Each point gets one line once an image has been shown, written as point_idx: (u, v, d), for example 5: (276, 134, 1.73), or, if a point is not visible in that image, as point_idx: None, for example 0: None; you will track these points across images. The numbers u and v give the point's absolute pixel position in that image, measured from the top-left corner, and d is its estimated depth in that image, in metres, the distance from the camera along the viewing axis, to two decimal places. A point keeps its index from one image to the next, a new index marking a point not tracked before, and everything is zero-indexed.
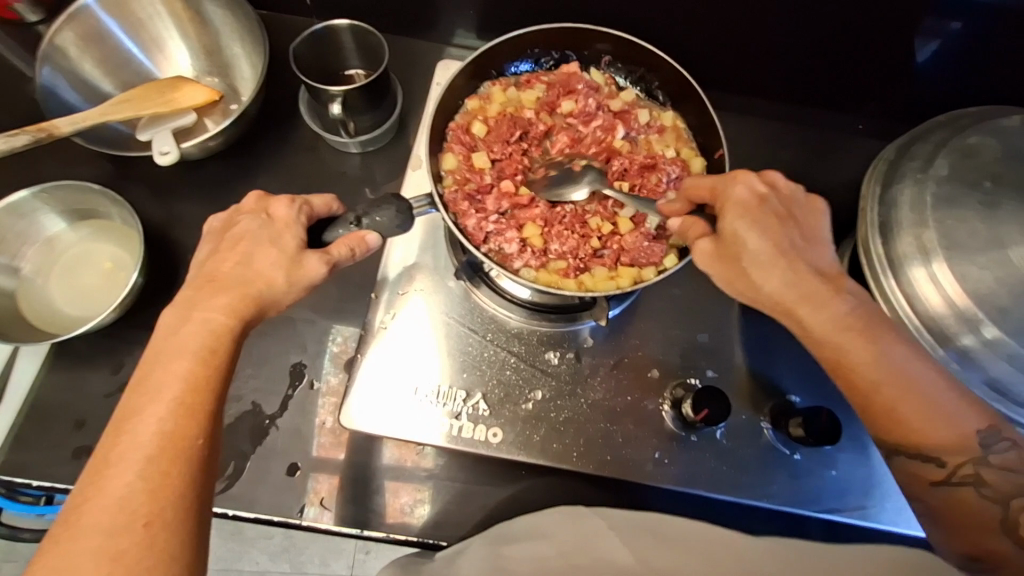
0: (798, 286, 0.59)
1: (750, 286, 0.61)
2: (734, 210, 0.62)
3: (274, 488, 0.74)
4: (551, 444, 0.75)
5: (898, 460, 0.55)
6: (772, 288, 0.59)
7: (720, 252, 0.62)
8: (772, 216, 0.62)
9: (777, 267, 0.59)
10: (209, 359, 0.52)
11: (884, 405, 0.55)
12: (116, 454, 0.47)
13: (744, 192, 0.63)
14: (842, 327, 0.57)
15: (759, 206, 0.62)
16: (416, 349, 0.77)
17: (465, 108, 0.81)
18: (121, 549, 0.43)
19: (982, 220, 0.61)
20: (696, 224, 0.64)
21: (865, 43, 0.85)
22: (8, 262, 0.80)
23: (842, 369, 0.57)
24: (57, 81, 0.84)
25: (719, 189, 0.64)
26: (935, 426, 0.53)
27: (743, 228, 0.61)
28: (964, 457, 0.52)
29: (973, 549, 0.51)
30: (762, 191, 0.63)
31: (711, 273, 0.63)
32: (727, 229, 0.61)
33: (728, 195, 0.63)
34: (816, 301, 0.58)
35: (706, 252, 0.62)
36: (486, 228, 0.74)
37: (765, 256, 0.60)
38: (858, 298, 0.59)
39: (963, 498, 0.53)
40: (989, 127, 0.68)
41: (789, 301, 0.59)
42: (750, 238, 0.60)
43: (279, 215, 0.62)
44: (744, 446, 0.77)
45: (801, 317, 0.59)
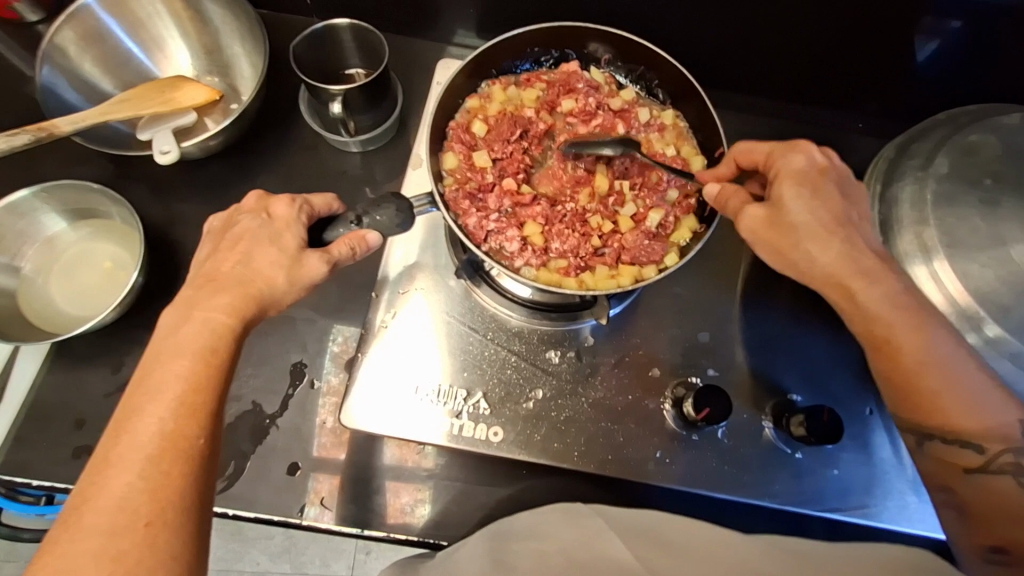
0: (853, 258, 0.59)
1: (804, 259, 0.60)
2: (791, 179, 0.62)
3: (275, 487, 0.74)
4: (552, 443, 0.75)
5: (934, 446, 0.57)
6: (824, 257, 0.60)
7: (774, 220, 0.61)
8: (831, 189, 0.62)
9: (834, 238, 0.60)
10: (209, 359, 0.52)
11: (927, 388, 0.56)
12: (116, 454, 0.47)
13: (804, 163, 0.63)
14: (895, 303, 0.58)
15: (818, 178, 0.63)
16: (417, 348, 0.77)
17: (465, 107, 0.81)
18: (121, 549, 0.43)
19: (983, 218, 0.61)
20: (737, 194, 0.64)
21: (865, 42, 0.85)
22: (8, 261, 0.80)
23: (887, 353, 0.58)
24: (57, 81, 0.84)
25: (773, 159, 0.65)
26: (960, 413, 0.55)
27: (800, 198, 0.61)
28: (1003, 445, 0.54)
29: (997, 540, 0.52)
30: (823, 165, 0.64)
31: (762, 242, 0.62)
32: (783, 196, 0.62)
33: (785, 164, 0.64)
34: (872, 276, 0.59)
35: (757, 218, 0.62)
36: (487, 227, 0.74)
37: (821, 226, 0.60)
38: (863, 291, 0.59)
39: (997, 489, 0.54)
40: (989, 125, 0.68)
41: (842, 273, 0.59)
42: (807, 207, 0.61)
43: (279, 214, 0.62)
44: (746, 445, 0.77)
45: (856, 290, 0.59)
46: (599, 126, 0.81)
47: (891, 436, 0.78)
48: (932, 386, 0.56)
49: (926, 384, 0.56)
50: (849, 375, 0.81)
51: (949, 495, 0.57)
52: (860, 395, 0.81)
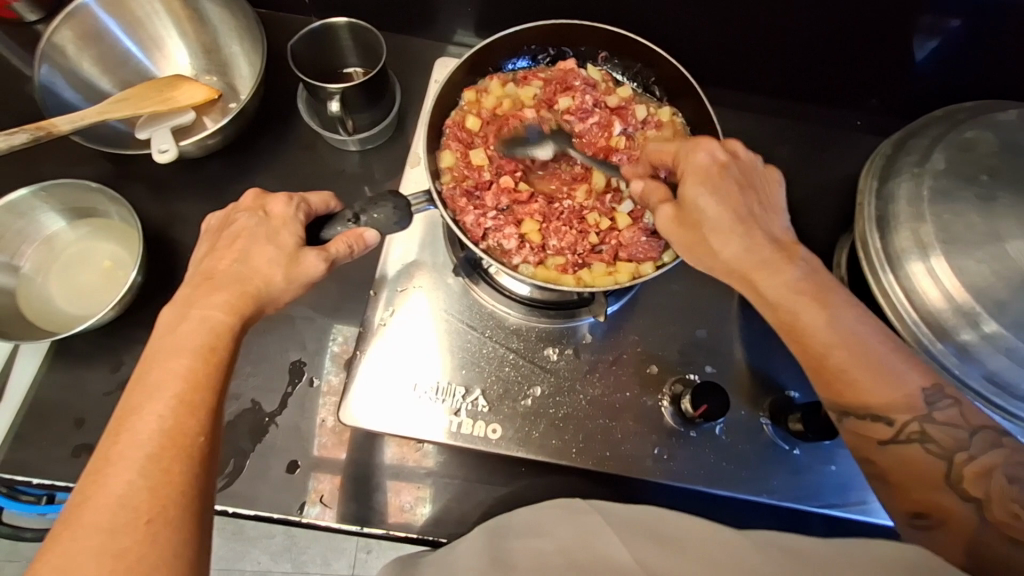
0: (754, 252, 0.60)
1: (709, 255, 0.61)
2: (695, 179, 0.61)
3: (274, 486, 0.74)
4: (550, 440, 0.75)
5: (849, 421, 0.58)
6: (729, 255, 0.60)
7: (681, 218, 0.62)
8: (730, 183, 0.62)
9: (735, 233, 0.59)
10: (208, 357, 0.52)
11: (832, 365, 0.57)
12: (116, 452, 0.47)
13: (705, 160, 0.63)
14: (795, 292, 0.58)
15: (720, 173, 0.62)
16: (415, 346, 0.77)
17: (462, 104, 0.81)
18: (123, 546, 0.43)
19: (979, 214, 0.62)
20: (656, 192, 0.65)
21: (864, 38, 0.85)
22: (7, 260, 0.80)
23: (793, 331, 0.59)
24: (56, 80, 0.84)
25: (681, 158, 0.64)
26: (866, 387, 0.56)
27: (703, 197, 0.60)
28: (909, 415, 0.55)
29: (916, 505, 0.54)
30: (725, 159, 0.63)
31: (674, 239, 0.63)
32: (687, 195, 0.61)
33: (690, 163, 0.63)
34: (771, 268, 0.59)
35: (668, 218, 0.62)
36: (484, 224, 0.74)
37: (724, 222, 0.60)
38: (765, 280, 0.59)
39: (909, 455, 0.55)
40: (986, 121, 0.68)
41: (748, 269, 0.60)
42: (709, 204, 0.60)
43: (276, 212, 0.62)
44: (743, 442, 0.77)
45: (757, 282, 0.60)
46: (599, 124, 0.81)
47: None
48: (837, 363, 0.56)
49: (829, 362, 0.57)
50: None
51: (868, 467, 0.59)
52: None
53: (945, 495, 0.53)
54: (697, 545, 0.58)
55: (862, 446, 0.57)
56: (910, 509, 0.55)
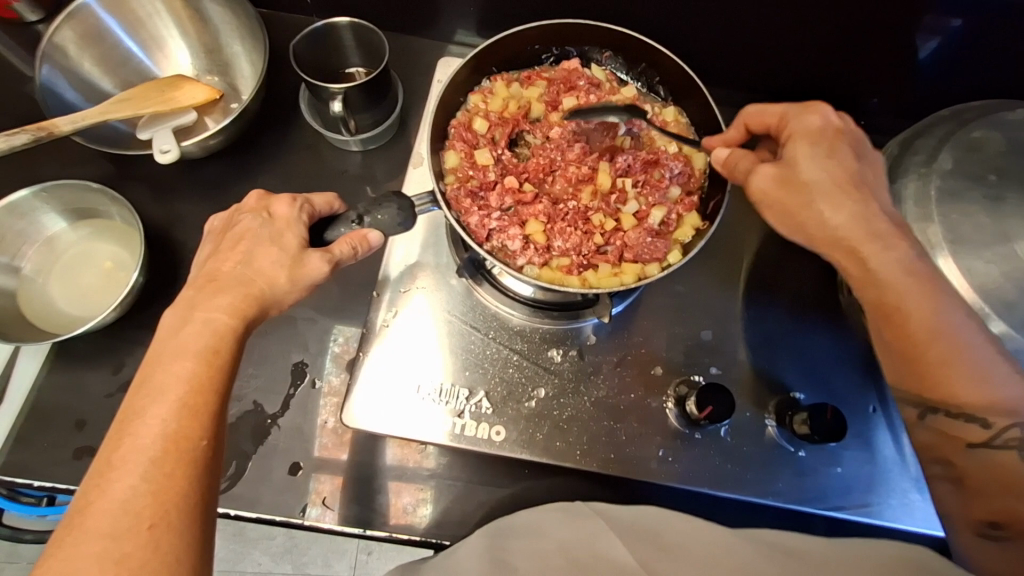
0: (864, 223, 0.58)
1: (815, 220, 0.59)
2: (805, 139, 0.61)
3: (276, 488, 0.74)
4: (554, 442, 0.75)
5: (937, 419, 0.56)
6: (839, 221, 0.58)
7: (783, 181, 0.60)
8: (844, 147, 0.61)
9: (847, 198, 0.58)
10: (210, 360, 0.52)
11: (935, 357, 0.55)
12: (119, 456, 0.47)
13: (818, 122, 0.62)
14: (907, 272, 0.57)
15: (834, 136, 0.61)
16: (419, 347, 0.77)
17: (466, 105, 0.81)
18: (125, 552, 0.43)
19: (987, 214, 0.62)
20: (746, 157, 0.63)
21: (868, 38, 0.85)
22: (8, 262, 0.80)
23: (895, 317, 0.56)
24: (57, 81, 0.84)
25: (788, 120, 0.63)
26: (966, 386, 0.54)
27: (813, 157, 0.60)
28: (1008, 420, 0.53)
29: (994, 514, 0.53)
30: (838, 126, 0.62)
31: (771, 202, 0.61)
32: (796, 156, 0.60)
33: (799, 125, 0.62)
34: (885, 241, 0.57)
35: (768, 178, 0.61)
36: (488, 226, 0.74)
37: (835, 186, 0.59)
38: (875, 254, 0.57)
39: (1001, 463, 0.53)
40: (993, 122, 0.67)
41: (857, 237, 0.58)
42: (820, 164, 0.59)
43: (280, 214, 0.62)
44: (747, 443, 0.76)
45: (867, 256, 0.58)
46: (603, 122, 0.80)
47: (894, 435, 0.78)
48: (936, 355, 0.55)
49: (930, 355, 0.55)
50: (852, 374, 0.81)
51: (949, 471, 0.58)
52: (862, 393, 0.80)
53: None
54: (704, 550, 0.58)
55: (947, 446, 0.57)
56: (987, 518, 0.54)
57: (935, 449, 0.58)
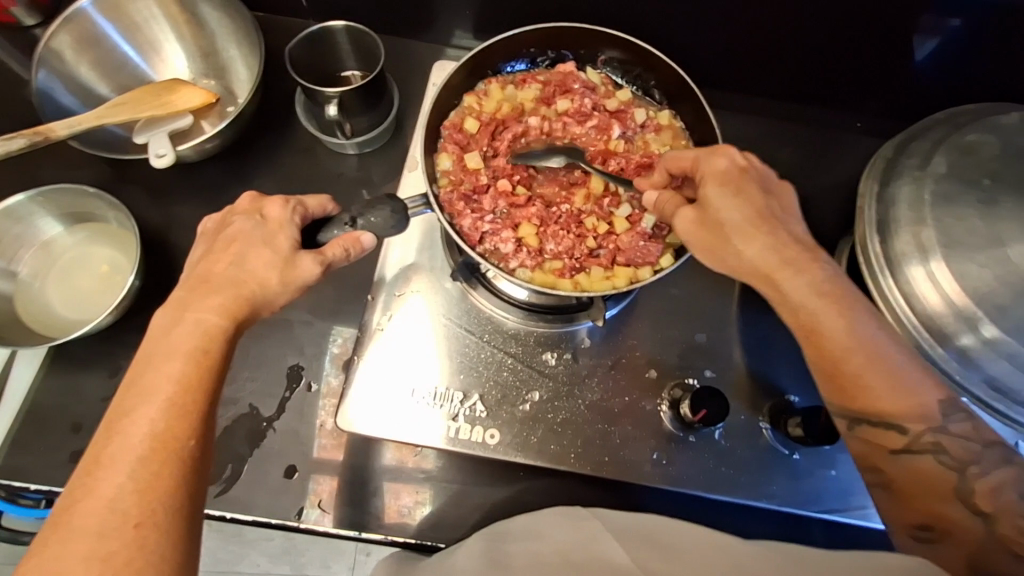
0: (776, 253, 0.60)
1: (732, 255, 0.61)
2: (713, 182, 0.63)
3: (271, 490, 0.74)
4: (549, 445, 0.75)
5: (862, 429, 0.57)
6: (753, 255, 0.60)
7: (704, 220, 0.62)
8: (750, 185, 0.63)
9: (760, 234, 0.60)
10: (201, 360, 0.52)
11: (851, 372, 0.56)
12: (108, 454, 0.47)
13: (724, 164, 0.64)
14: (818, 293, 0.58)
15: (739, 176, 0.63)
16: (412, 351, 0.77)
17: (461, 107, 0.81)
18: (111, 550, 0.43)
19: (981, 219, 0.61)
20: (672, 200, 0.65)
21: (863, 39, 0.85)
22: (5, 266, 0.80)
23: (813, 336, 0.58)
24: (53, 85, 0.84)
25: (699, 162, 0.65)
26: (883, 397, 0.55)
27: (723, 198, 0.62)
28: (924, 425, 0.55)
29: (924, 518, 0.55)
30: (744, 165, 0.64)
31: (694, 242, 0.62)
32: (709, 198, 0.62)
33: (707, 166, 0.64)
34: (795, 268, 0.59)
35: (689, 220, 0.63)
36: (482, 228, 0.74)
37: (743, 224, 0.61)
38: (787, 279, 0.59)
39: (921, 467, 0.55)
40: (986, 125, 0.67)
41: (771, 266, 0.60)
42: (731, 205, 0.61)
43: (273, 216, 0.62)
44: (743, 446, 0.76)
45: (779, 281, 0.60)
46: (596, 125, 0.80)
47: None
48: (855, 371, 0.56)
49: (848, 369, 0.56)
50: None
51: (875, 477, 0.59)
52: None
53: (953, 507, 0.53)
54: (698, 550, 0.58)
55: (872, 454, 0.57)
56: (914, 521, 0.55)
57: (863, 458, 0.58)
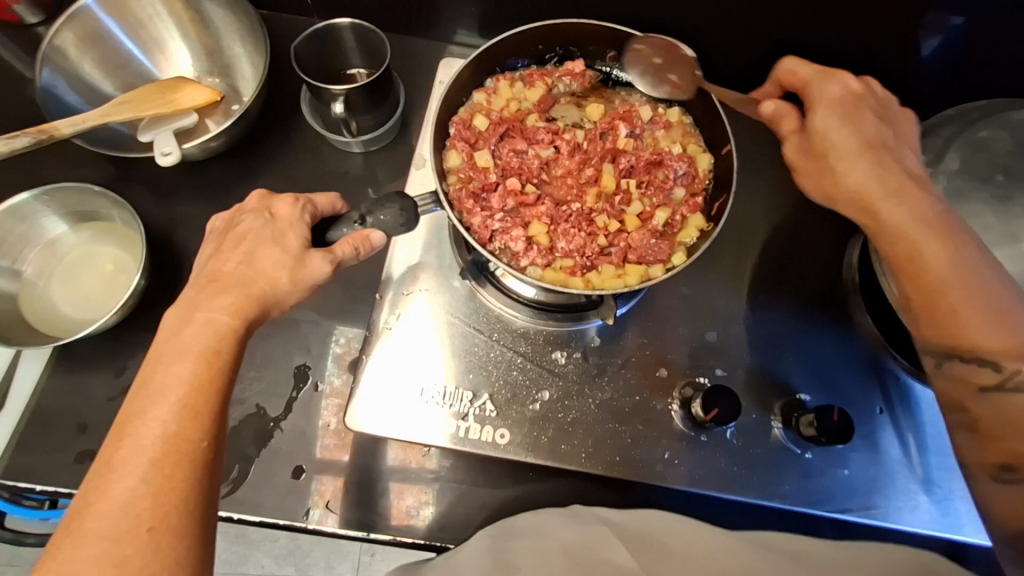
0: (880, 180, 0.60)
1: (832, 181, 0.62)
2: (826, 106, 0.63)
3: (278, 491, 0.74)
4: (559, 445, 0.74)
5: (952, 366, 0.54)
6: (854, 180, 0.60)
7: (807, 148, 0.64)
8: (865, 112, 0.63)
9: (862, 161, 0.60)
10: (211, 361, 0.51)
11: (942, 294, 0.54)
12: (119, 457, 0.46)
13: (838, 90, 0.64)
14: (924, 224, 0.57)
15: (854, 103, 0.63)
16: (420, 350, 0.76)
17: (469, 103, 0.80)
18: (125, 554, 0.42)
19: (995, 215, 0.63)
20: (789, 116, 0.66)
21: (870, 36, 0.84)
22: (9, 266, 0.79)
23: (907, 264, 0.57)
24: (57, 83, 0.83)
25: (810, 88, 0.65)
26: (981, 330, 0.52)
27: (832, 122, 0.62)
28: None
29: (1006, 458, 0.50)
30: (858, 91, 0.64)
31: (798, 170, 0.65)
32: (817, 122, 0.63)
33: (820, 92, 0.64)
34: (899, 198, 0.59)
35: (796, 147, 0.65)
36: (492, 226, 0.73)
37: (849, 150, 0.61)
38: (888, 208, 0.59)
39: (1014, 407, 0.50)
40: (998, 121, 0.67)
41: (871, 195, 0.60)
42: (838, 130, 0.62)
43: (282, 214, 0.61)
44: (754, 446, 0.76)
45: (880, 211, 0.59)
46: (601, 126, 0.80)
47: (900, 436, 0.77)
48: (951, 300, 0.54)
49: (943, 301, 0.54)
50: (858, 374, 0.80)
51: (964, 419, 0.55)
52: (868, 394, 0.80)
53: None
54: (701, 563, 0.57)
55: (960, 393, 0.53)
56: (996, 461, 0.51)
57: (951, 398, 0.55)
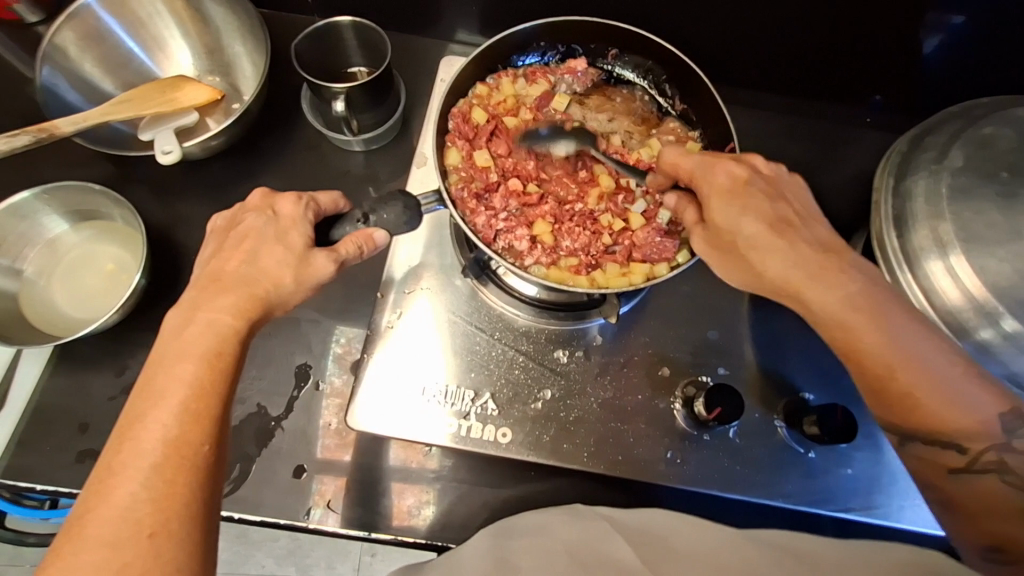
0: (802, 266, 0.59)
1: (752, 272, 0.60)
2: (719, 200, 0.61)
3: (279, 491, 0.73)
4: (561, 444, 0.74)
5: (918, 446, 0.57)
6: (774, 272, 0.59)
7: (717, 240, 0.62)
8: (758, 197, 0.61)
9: (777, 251, 0.59)
10: (213, 363, 0.51)
11: (900, 388, 0.56)
12: (120, 461, 0.46)
13: (725, 179, 0.62)
14: (852, 307, 0.57)
15: (744, 188, 0.61)
16: (421, 350, 0.76)
17: (470, 96, 0.80)
18: (126, 561, 0.42)
19: (1000, 212, 0.61)
20: (688, 207, 0.65)
21: (872, 34, 0.84)
22: (9, 264, 0.79)
23: (852, 355, 0.58)
24: (57, 81, 0.83)
25: (698, 176, 0.62)
26: (942, 412, 0.54)
27: (732, 217, 0.60)
28: (986, 443, 0.53)
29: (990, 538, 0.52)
30: (745, 174, 0.62)
31: (713, 260, 0.63)
32: (717, 218, 0.61)
33: (709, 183, 0.62)
34: (824, 280, 0.58)
35: (704, 240, 0.63)
36: (496, 226, 0.73)
37: (761, 241, 0.59)
38: (814, 292, 0.58)
39: (983, 487, 0.54)
40: (1004, 117, 0.67)
41: (797, 282, 0.58)
42: (740, 224, 0.60)
43: (285, 212, 0.61)
44: (758, 445, 0.76)
45: (804, 294, 0.59)
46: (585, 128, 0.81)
47: None
48: (904, 385, 0.55)
49: (897, 384, 0.56)
50: None
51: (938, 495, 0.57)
52: None
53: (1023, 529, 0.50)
54: (700, 553, 0.57)
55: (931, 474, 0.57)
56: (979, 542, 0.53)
57: (922, 477, 0.58)
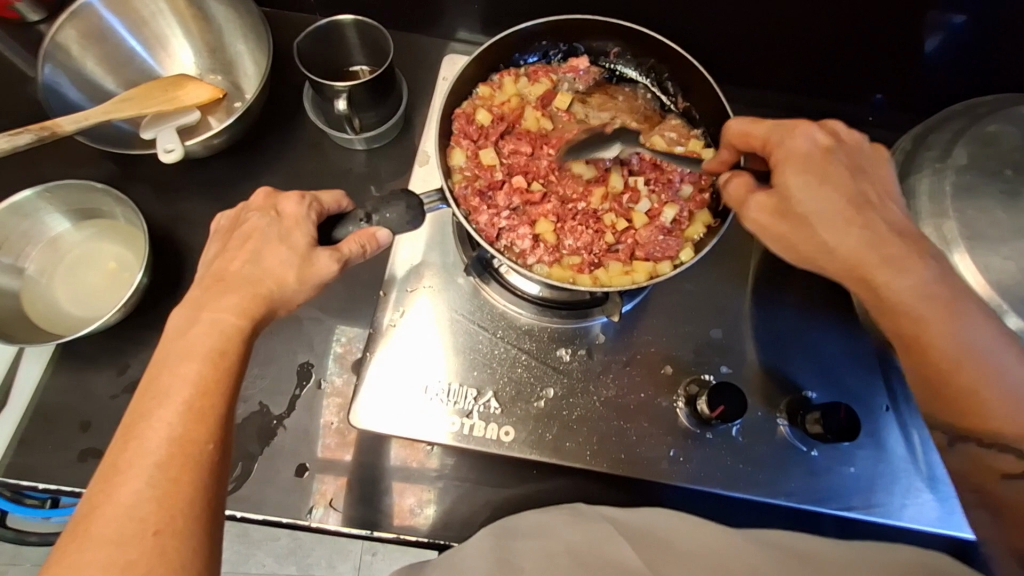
0: (875, 246, 0.55)
1: (816, 246, 0.57)
2: (794, 166, 0.58)
3: (281, 490, 0.73)
4: (564, 442, 0.74)
5: (968, 446, 0.55)
6: (846, 247, 0.55)
7: (781, 209, 0.58)
8: (838, 168, 0.58)
9: (849, 226, 0.55)
10: (217, 362, 0.51)
11: (963, 385, 0.53)
12: (125, 460, 0.46)
13: (805, 145, 0.59)
14: (926, 295, 0.54)
15: (822, 157, 0.58)
16: (424, 349, 0.76)
17: (474, 97, 0.80)
18: (130, 559, 0.42)
19: (1005, 210, 0.61)
20: (739, 179, 0.61)
21: (874, 33, 0.84)
22: (11, 263, 0.79)
23: (917, 346, 0.55)
24: (59, 80, 0.83)
25: (773, 143, 0.60)
26: (997, 415, 0.52)
27: (805, 185, 0.57)
28: None
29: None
30: (826, 143, 0.60)
31: (771, 234, 0.59)
32: (788, 184, 0.57)
33: (787, 149, 0.59)
34: (897, 266, 0.54)
35: (764, 209, 0.59)
36: (498, 225, 0.73)
37: (833, 212, 0.56)
38: (888, 279, 0.54)
39: None
40: (1007, 115, 0.66)
41: (868, 262, 0.55)
42: (814, 193, 0.56)
43: (288, 212, 0.61)
44: (760, 444, 0.75)
45: (876, 280, 0.55)
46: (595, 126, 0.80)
47: (904, 432, 0.77)
48: (968, 382, 0.53)
49: (960, 380, 0.53)
50: (863, 371, 0.80)
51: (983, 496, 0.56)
52: (874, 391, 0.80)
53: None
54: (704, 555, 0.58)
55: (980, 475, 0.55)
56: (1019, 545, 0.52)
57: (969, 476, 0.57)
